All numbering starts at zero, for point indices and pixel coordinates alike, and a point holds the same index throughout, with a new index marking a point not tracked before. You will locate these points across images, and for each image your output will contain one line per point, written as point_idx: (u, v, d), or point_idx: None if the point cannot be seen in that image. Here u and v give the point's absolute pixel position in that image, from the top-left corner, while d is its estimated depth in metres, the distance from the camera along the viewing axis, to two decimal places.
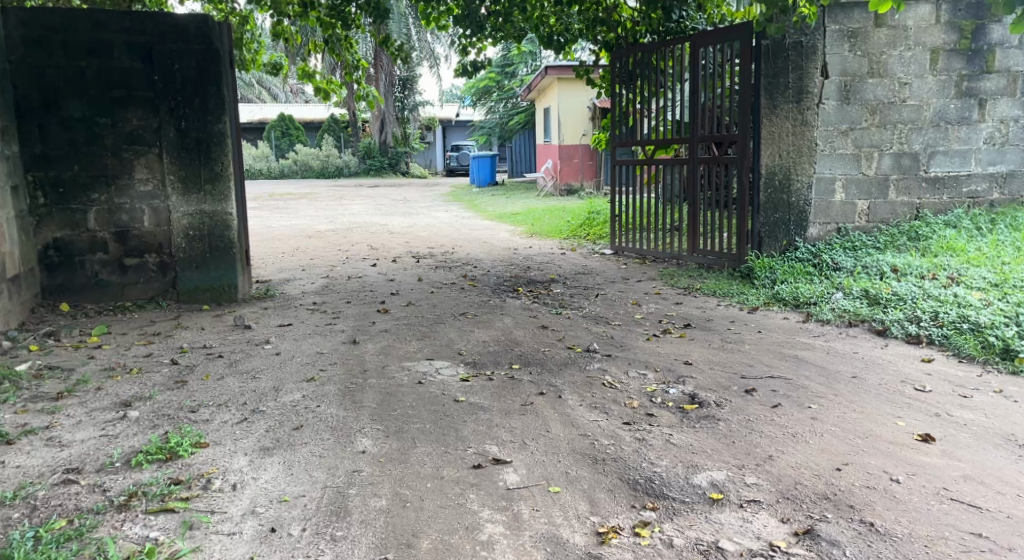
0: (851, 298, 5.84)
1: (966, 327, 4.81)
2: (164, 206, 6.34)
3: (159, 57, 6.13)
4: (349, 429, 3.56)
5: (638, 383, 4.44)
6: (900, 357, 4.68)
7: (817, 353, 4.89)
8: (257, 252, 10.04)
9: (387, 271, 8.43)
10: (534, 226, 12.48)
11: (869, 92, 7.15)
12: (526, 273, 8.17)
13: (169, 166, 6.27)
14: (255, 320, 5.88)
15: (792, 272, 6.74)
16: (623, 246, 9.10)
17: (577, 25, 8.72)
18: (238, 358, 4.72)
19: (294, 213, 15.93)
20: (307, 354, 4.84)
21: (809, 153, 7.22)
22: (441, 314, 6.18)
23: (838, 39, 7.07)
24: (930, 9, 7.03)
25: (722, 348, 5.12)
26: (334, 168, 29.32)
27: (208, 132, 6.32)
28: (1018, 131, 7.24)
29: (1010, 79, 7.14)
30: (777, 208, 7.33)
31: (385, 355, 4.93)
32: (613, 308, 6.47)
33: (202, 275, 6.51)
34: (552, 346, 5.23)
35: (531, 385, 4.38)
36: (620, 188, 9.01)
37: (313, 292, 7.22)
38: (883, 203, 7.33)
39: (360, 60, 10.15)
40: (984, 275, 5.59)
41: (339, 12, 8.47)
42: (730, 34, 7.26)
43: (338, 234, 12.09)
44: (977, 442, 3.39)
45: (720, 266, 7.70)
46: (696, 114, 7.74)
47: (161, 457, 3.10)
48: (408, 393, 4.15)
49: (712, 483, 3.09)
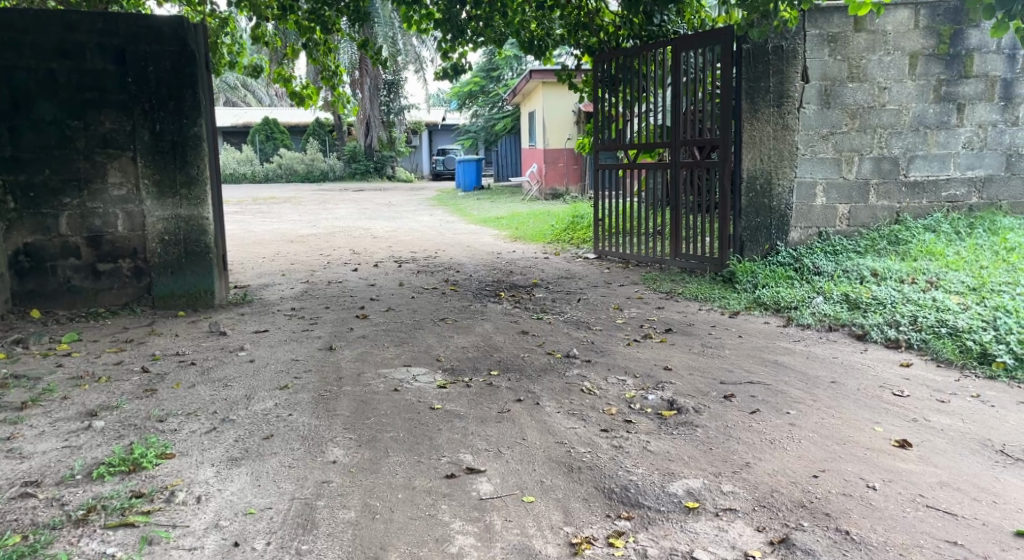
0: (831, 302, 5.84)
1: (944, 332, 4.81)
2: (139, 210, 6.25)
3: (134, 59, 6.06)
4: (320, 439, 3.49)
5: (617, 388, 4.39)
6: (879, 361, 4.67)
7: (797, 358, 4.87)
8: (238, 256, 9.93)
9: (368, 276, 8.36)
10: (519, 230, 12.46)
11: (849, 97, 7.17)
12: (508, 278, 8.13)
13: (143, 170, 6.19)
14: (231, 327, 5.79)
15: (774, 276, 6.73)
16: (606, 250, 9.08)
17: (558, 31, 8.72)
18: (210, 365, 4.63)
19: (277, 217, 15.80)
20: (282, 362, 4.76)
21: (790, 157, 7.23)
22: (420, 319, 6.12)
23: (819, 43, 7.09)
24: (909, 13, 7.06)
25: (702, 353, 5.09)
26: (319, 172, 29.21)
27: (184, 134, 6.26)
28: (996, 135, 7.27)
29: (988, 84, 7.18)
30: (759, 212, 7.30)
31: (362, 361, 4.86)
32: (594, 312, 6.43)
33: (178, 281, 6.43)
34: (531, 351, 5.18)
35: (509, 392, 4.32)
36: (603, 191, 8.98)
37: (292, 298, 7.13)
38: (864, 207, 7.36)
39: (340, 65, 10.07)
40: (963, 279, 5.60)
41: (319, 16, 8.42)
42: (712, 38, 7.19)
43: (321, 238, 12.00)
44: (954, 448, 3.38)
45: (703, 270, 7.67)
46: (677, 118, 7.67)
47: (124, 469, 3.03)
48: (383, 401, 4.09)
49: (688, 491, 3.05)
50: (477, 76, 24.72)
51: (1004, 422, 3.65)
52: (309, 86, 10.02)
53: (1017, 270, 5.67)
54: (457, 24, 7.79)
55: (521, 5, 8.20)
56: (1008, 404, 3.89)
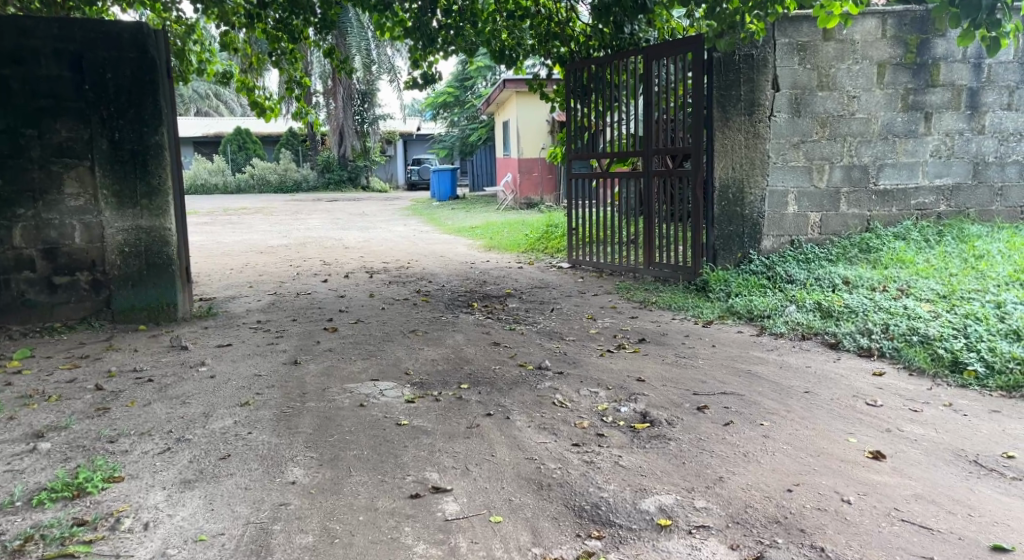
0: (804, 311, 5.81)
1: (916, 340, 4.78)
2: (97, 221, 6.06)
3: (91, 66, 5.90)
4: (280, 458, 3.36)
5: (589, 401, 4.30)
6: (852, 371, 4.63)
7: (771, 367, 4.82)
8: (204, 268, 9.72)
9: (338, 287, 8.20)
10: (493, 240, 12.34)
11: (819, 105, 7.19)
12: (481, 288, 8.02)
13: (102, 180, 6.01)
14: (193, 341, 5.62)
15: (747, 285, 6.71)
16: (580, 260, 9.01)
17: (529, 41, 8.65)
18: (169, 382, 4.46)
19: (248, 228, 15.56)
20: (244, 377, 4.60)
21: (761, 166, 7.23)
22: (390, 331, 5.98)
23: (788, 52, 7.11)
24: (876, 23, 7.11)
25: (675, 363, 5.02)
26: (292, 183, 28.92)
27: (144, 143, 6.10)
28: (963, 144, 7.33)
29: (954, 93, 7.23)
30: (731, 221, 7.30)
31: (327, 376, 4.72)
32: (568, 323, 6.34)
33: (138, 294, 6.24)
34: (503, 363, 5.07)
35: (479, 406, 4.21)
36: (577, 201, 8.92)
37: (259, 310, 6.96)
38: (835, 216, 7.37)
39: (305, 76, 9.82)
40: (934, 286, 5.60)
41: (286, 24, 8.27)
42: (682, 47, 7.18)
43: (291, 249, 11.81)
44: (928, 459, 3.33)
45: (676, 279, 7.63)
46: (649, 128, 7.65)
47: (67, 495, 2.88)
48: (348, 417, 3.95)
49: (661, 508, 2.96)
50: (451, 86, 24.59)
51: (977, 432, 3.62)
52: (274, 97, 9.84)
53: (986, 277, 5.69)
54: (427, 32, 7.45)
55: (492, 14, 8.08)
56: (981, 413, 3.86)
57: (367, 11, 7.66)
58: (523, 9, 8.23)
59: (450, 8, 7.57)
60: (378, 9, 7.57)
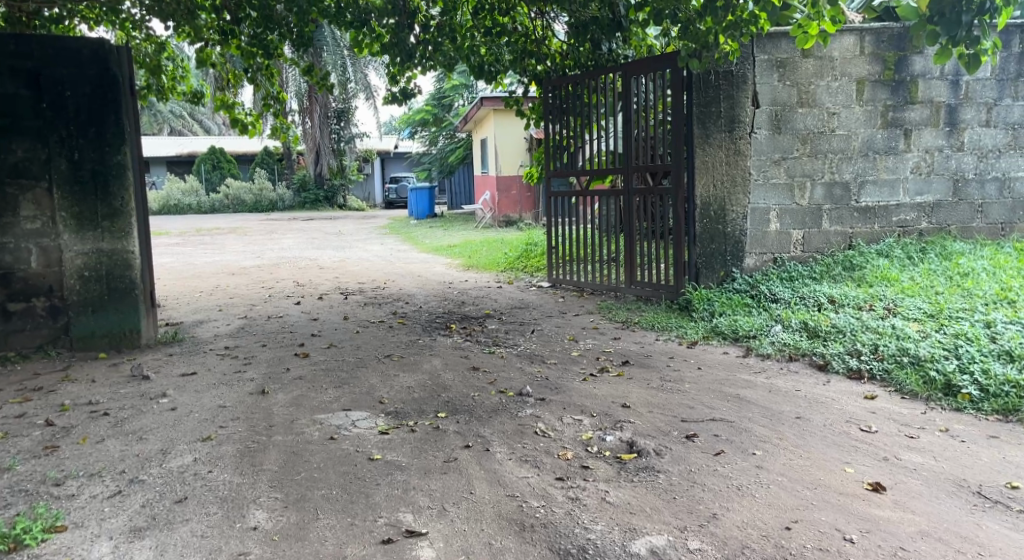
0: (790, 331, 5.67)
1: (907, 361, 4.65)
2: (55, 244, 5.78)
3: (48, 83, 5.65)
4: (242, 500, 3.13)
5: (572, 429, 4.10)
6: (843, 394, 4.48)
7: (759, 392, 4.65)
8: (173, 291, 9.42)
9: (311, 310, 7.95)
10: (472, 259, 12.14)
11: (800, 122, 7.12)
12: (460, 309, 7.81)
13: (61, 202, 5.75)
14: (155, 369, 5.36)
15: (731, 304, 6.57)
16: (560, 279, 8.84)
17: (508, 56, 8.36)
18: (126, 416, 4.21)
19: (220, 248, 15.24)
20: (207, 409, 4.35)
21: (742, 184, 7.13)
22: (364, 356, 5.75)
23: (768, 69, 7.04)
24: (854, 39, 7.05)
25: (661, 388, 4.83)
26: (268, 202, 28.53)
27: (106, 163, 5.85)
28: (943, 161, 7.26)
29: (933, 110, 7.18)
30: (713, 238, 7.19)
31: (296, 407, 4.47)
32: (549, 345, 6.15)
33: (99, 320, 5.96)
34: (481, 390, 4.85)
35: (456, 437, 4.00)
36: (556, 220, 8.73)
37: (227, 335, 6.69)
38: (817, 233, 7.28)
39: (282, 92, 9.55)
40: (920, 305, 5.49)
41: (261, 41, 7.90)
42: (661, 63, 7.06)
43: (263, 270, 11.52)
44: (930, 490, 3.16)
45: (658, 298, 7.47)
46: (629, 145, 7.50)
47: (2, 548, 2.68)
48: (317, 452, 3.72)
49: (651, 550, 2.76)
50: (429, 104, 24.25)
51: (978, 460, 3.46)
52: (253, 115, 9.68)
53: (973, 295, 5.59)
54: (406, 48, 7.27)
55: (470, 30, 7.79)
56: (979, 439, 3.71)
57: (344, 28, 7.52)
58: (501, 26, 7.91)
59: (428, 23, 7.42)
60: (355, 24, 7.46)
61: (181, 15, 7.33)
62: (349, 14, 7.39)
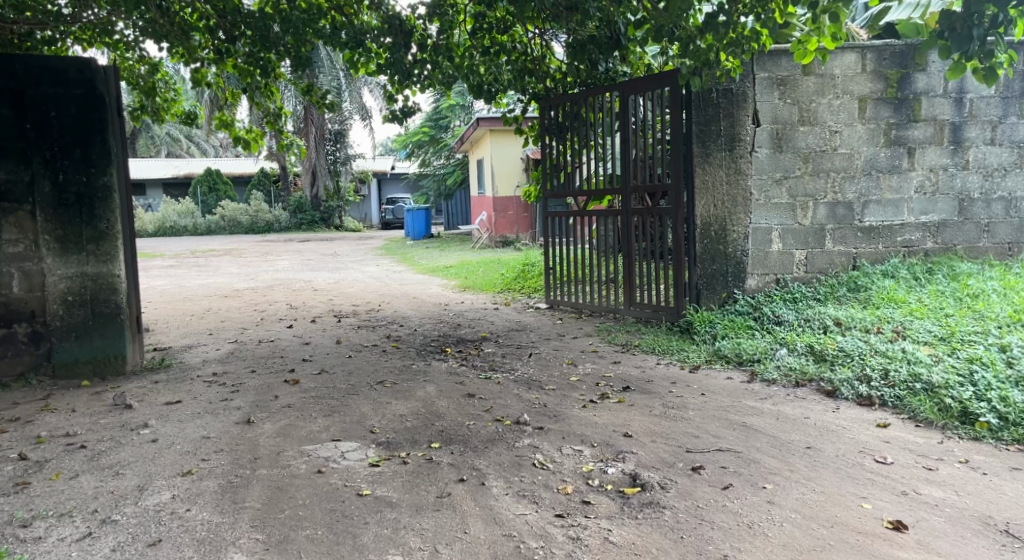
0: (795, 355, 5.50)
1: (920, 387, 4.47)
2: (37, 269, 5.60)
3: (32, 103, 5.52)
4: (220, 542, 2.96)
5: (573, 461, 3.92)
6: (855, 423, 4.29)
7: (766, 419, 4.46)
8: (162, 314, 9.21)
9: (304, 334, 7.75)
10: (468, 280, 11.97)
11: (801, 141, 7.01)
12: (455, 333, 7.62)
13: (44, 226, 5.58)
14: (138, 398, 5.15)
15: (733, 327, 6.40)
16: (558, 300, 8.65)
17: (507, 76, 8.23)
18: (104, 448, 4.01)
19: (214, 270, 15.04)
20: (190, 440, 4.16)
21: (744, 204, 7.00)
22: (356, 383, 5.54)
23: (768, 87, 6.93)
24: (856, 57, 6.95)
25: (664, 415, 4.64)
26: (264, 223, 28.39)
27: (91, 186, 5.69)
28: (948, 180, 7.13)
29: (937, 128, 7.06)
30: (714, 259, 7.05)
31: (283, 437, 4.27)
32: (547, 370, 5.96)
33: (83, 347, 5.77)
34: (477, 418, 4.66)
35: (451, 471, 3.80)
36: (553, 240, 8.59)
37: (216, 360, 6.49)
38: (821, 253, 7.13)
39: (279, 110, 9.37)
40: (931, 328, 5.33)
41: (257, 58, 7.64)
42: (659, 81, 6.96)
43: (257, 293, 11.33)
44: (954, 529, 3.01)
45: (658, 320, 7.32)
46: (628, 165, 7.39)
47: None
48: (303, 487, 3.54)
49: None
50: (426, 125, 24.24)
51: (1002, 494, 3.29)
52: (255, 130, 9.46)
53: (984, 318, 5.43)
54: (403, 67, 7.18)
55: (468, 50, 7.71)
56: (1001, 471, 3.54)
57: (340, 48, 7.40)
58: (500, 45, 7.76)
59: (425, 42, 7.21)
60: (351, 45, 7.35)
61: (173, 34, 7.17)
62: (345, 34, 7.28)
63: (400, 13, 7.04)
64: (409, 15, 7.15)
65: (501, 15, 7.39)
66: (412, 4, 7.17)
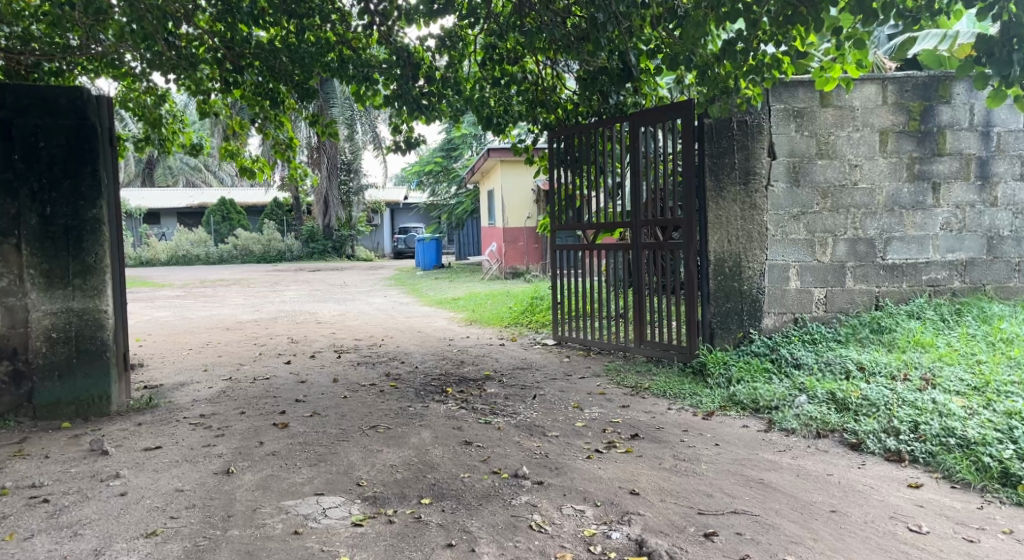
0: (816, 402, 5.13)
1: (954, 443, 4.13)
2: (21, 304, 5.37)
3: (21, 134, 5.34)
4: None
5: (573, 523, 3.59)
6: (884, 481, 3.95)
7: (786, 476, 4.11)
8: (160, 348, 8.97)
9: (300, 370, 7.46)
10: (475, 313, 11.67)
11: (819, 174, 6.73)
12: (458, 371, 7.29)
13: (29, 259, 5.37)
14: (117, 442, 4.90)
15: (749, 369, 6.05)
16: (566, 336, 8.32)
17: (518, 107, 7.88)
18: (67, 504, 3.77)
19: (221, 301, 14.85)
20: (161, 494, 3.89)
21: (759, 239, 6.72)
22: (347, 428, 5.24)
23: (784, 119, 6.68)
24: (876, 88, 6.68)
25: (674, 469, 4.29)
26: (275, 253, 28.31)
27: (80, 219, 5.49)
28: (975, 217, 6.80)
29: (963, 162, 6.75)
30: (728, 297, 6.73)
31: (262, 490, 3.97)
32: (551, 414, 5.62)
33: (66, 386, 5.51)
34: (473, 470, 4.33)
35: (441, 532, 3.51)
36: (561, 273, 8.29)
37: (205, 399, 6.22)
38: (841, 292, 6.79)
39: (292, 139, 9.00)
40: (963, 376, 4.99)
41: (266, 88, 7.47)
42: (672, 111, 6.70)
43: (260, 325, 11.08)
44: None
45: (669, 358, 6.98)
46: (639, 198, 7.12)
47: None
48: (275, 552, 3.29)
49: None
50: (437, 155, 24.17)
51: None
52: (262, 159, 9.30)
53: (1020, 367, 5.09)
54: (412, 101, 6.83)
55: (478, 82, 7.54)
56: None
57: (347, 82, 7.13)
58: (510, 75, 7.47)
59: (433, 74, 7.00)
60: (358, 79, 7.08)
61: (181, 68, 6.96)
62: (352, 68, 7.04)
63: (408, 46, 6.91)
64: (418, 48, 7.01)
65: (512, 45, 7.08)
66: (420, 36, 7.05)
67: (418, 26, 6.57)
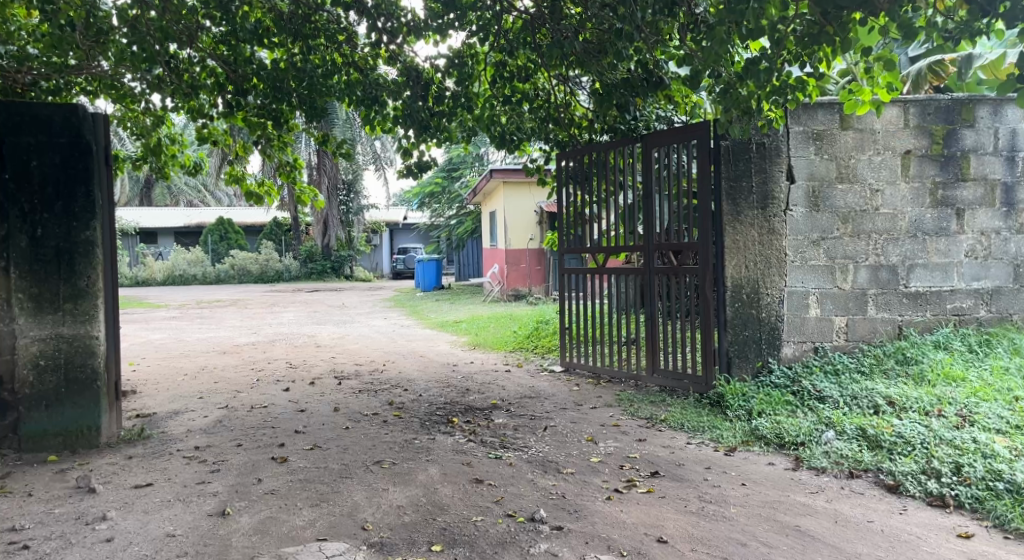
0: (845, 439, 4.85)
1: (1003, 488, 3.90)
2: (8, 329, 5.11)
3: (13, 152, 5.10)
4: None
5: None
6: (930, 530, 3.69)
7: (823, 522, 3.83)
8: (154, 374, 8.66)
9: (299, 399, 7.15)
10: (479, 337, 11.37)
11: (839, 200, 6.51)
12: (464, 399, 6.99)
13: (17, 283, 5.10)
14: (106, 478, 4.61)
15: (769, 401, 5.77)
16: (573, 362, 8.03)
17: (529, 123, 7.64)
18: (48, 552, 3.50)
19: (217, 323, 14.52)
20: (151, 540, 3.62)
21: (778, 264, 6.48)
22: (350, 463, 4.94)
23: (803, 141, 6.47)
24: (898, 111, 6.48)
25: (702, 513, 4.01)
26: (273, 273, 28.02)
27: (72, 241, 5.23)
28: (1002, 244, 6.57)
29: (988, 188, 6.54)
30: (746, 325, 6.46)
31: (261, 535, 3.69)
32: (565, 448, 5.34)
33: (52, 417, 5.22)
34: (486, 512, 4.04)
35: None
36: (568, 297, 8.01)
37: (199, 430, 5.92)
38: (862, 320, 6.54)
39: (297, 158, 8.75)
40: (1001, 414, 4.75)
41: (270, 110, 7.02)
42: (686, 133, 6.49)
43: (258, 349, 10.76)
44: None
45: (683, 389, 6.70)
46: (652, 221, 6.87)
47: None
48: None
49: None
50: (438, 176, 24.00)
51: None
52: (269, 182, 8.88)
53: None
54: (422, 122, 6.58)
55: (488, 100, 7.20)
56: None
57: (353, 105, 6.87)
58: (522, 93, 7.23)
59: (442, 95, 6.74)
60: (365, 102, 6.83)
61: (181, 93, 6.78)
62: (361, 91, 6.80)
63: (417, 67, 6.62)
64: (428, 68, 6.78)
65: (524, 61, 6.86)
66: (430, 57, 6.82)
67: (426, 43, 6.34)
